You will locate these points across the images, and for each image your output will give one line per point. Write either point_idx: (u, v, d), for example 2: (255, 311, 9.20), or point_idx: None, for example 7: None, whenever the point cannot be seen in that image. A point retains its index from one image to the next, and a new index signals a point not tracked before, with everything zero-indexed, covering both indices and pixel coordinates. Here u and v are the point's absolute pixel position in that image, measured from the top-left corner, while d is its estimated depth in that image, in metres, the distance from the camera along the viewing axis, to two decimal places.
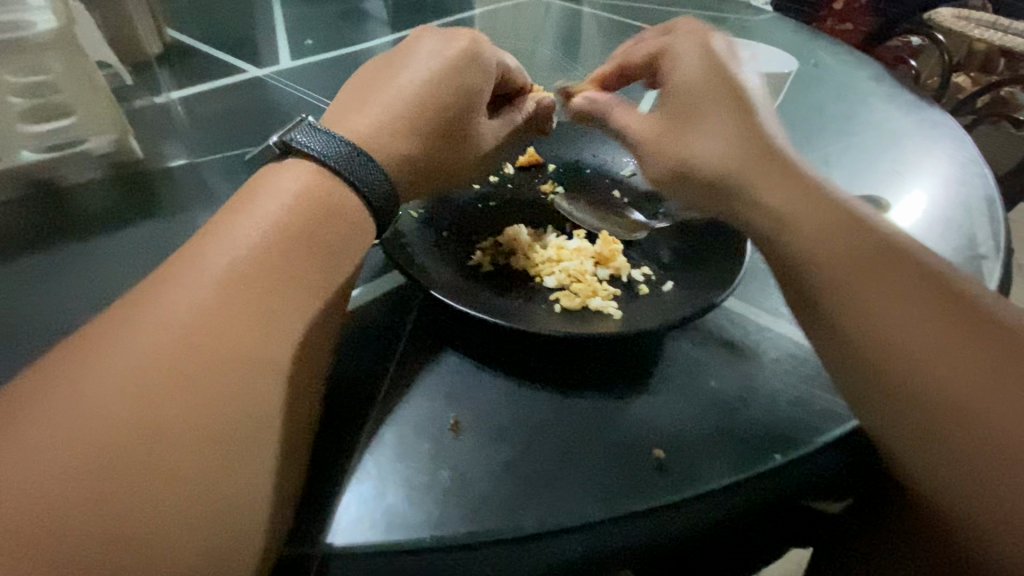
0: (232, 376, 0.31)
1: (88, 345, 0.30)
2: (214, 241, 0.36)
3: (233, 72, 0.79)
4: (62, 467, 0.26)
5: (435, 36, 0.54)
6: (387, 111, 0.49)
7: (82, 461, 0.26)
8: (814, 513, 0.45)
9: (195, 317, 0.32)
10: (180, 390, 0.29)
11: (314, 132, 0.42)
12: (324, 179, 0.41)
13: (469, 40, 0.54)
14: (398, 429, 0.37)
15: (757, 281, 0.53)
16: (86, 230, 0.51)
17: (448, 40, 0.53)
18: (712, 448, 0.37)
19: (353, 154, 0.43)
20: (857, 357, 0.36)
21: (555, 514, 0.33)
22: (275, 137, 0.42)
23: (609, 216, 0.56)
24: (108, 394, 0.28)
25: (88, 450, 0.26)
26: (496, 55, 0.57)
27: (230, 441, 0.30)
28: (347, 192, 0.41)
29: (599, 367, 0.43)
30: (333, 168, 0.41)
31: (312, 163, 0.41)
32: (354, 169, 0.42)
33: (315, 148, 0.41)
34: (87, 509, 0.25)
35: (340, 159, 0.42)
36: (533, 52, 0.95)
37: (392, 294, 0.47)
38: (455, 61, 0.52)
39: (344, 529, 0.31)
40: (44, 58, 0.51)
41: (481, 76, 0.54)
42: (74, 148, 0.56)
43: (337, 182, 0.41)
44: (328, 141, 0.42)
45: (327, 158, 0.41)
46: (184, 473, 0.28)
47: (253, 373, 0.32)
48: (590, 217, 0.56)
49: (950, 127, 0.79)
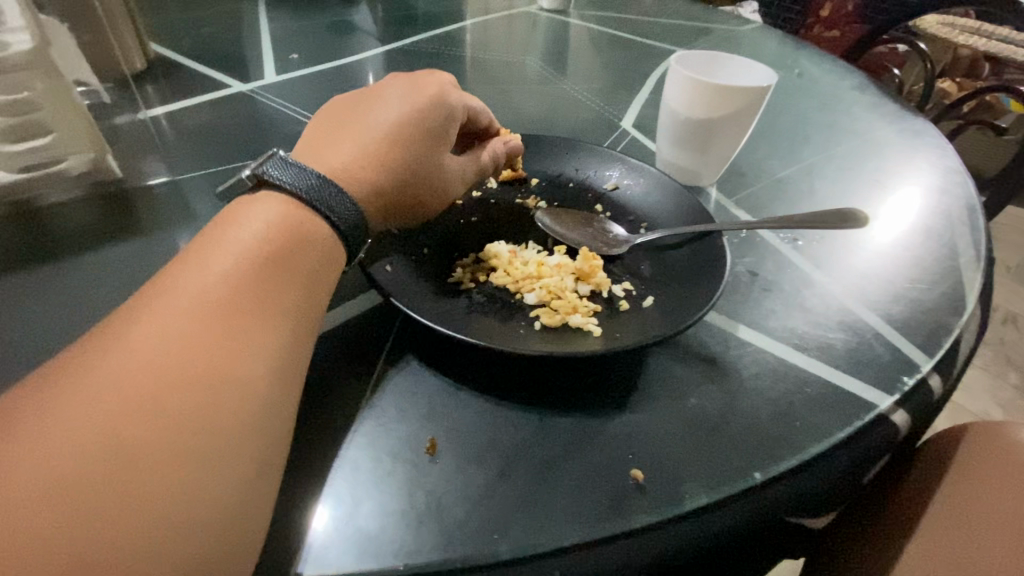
0: (217, 402, 0.30)
1: (64, 373, 0.29)
2: (197, 265, 0.35)
3: (218, 87, 0.79)
4: (29, 504, 0.24)
5: (404, 79, 0.53)
6: (361, 145, 0.46)
7: (49, 498, 0.25)
8: (801, 529, 0.45)
9: (178, 342, 0.31)
10: (164, 419, 0.28)
11: (286, 165, 0.41)
12: (296, 210, 0.39)
13: (436, 82, 0.53)
14: (373, 454, 0.36)
15: (739, 295, 0.53)
16: (64, 250, 0.51)
17: (416, 83, 0.52)
18: (691, 467, 0.37)
19: (326, 184, 0.41)
20: None
21: (532, 538, 0.32)
22: (246, 169, 0.40)
23: (588, 230, 0.56)
24: (88, 425, 0.27)
25: (57, 486, 0.25)
26: (464, 98, 0.55)
27: (216, 470, 0.29)
28: (321, 224, 0.40)
29: (579, 385, 0.42)
30: (305, 200, 0.40)
31: (285, 196, 0.40)
32: (327, 201, 0.41)
33: (285, 180, 0.40)
34: (53, 548, 0.24)
35: (312, 189, 0.40)
36: (520, 64, 0.96)
37: (370, 313, 0.47)
38: (425, 99, 0.51)
39: (316, 558, 0.30)
40: (23, 78, 0.50)
41: (451, 116, 0.52)
42: (51, 168, 0.55)
43: (310, 214, 0.40)
44: (300, 173, 0.41)
45: (299, 189, 0.40)
46: (167, 504, 0.27)
47: (238, 398, 0.31)
48: (571, 233, 0.56)
49: (930, 137, 0.80)
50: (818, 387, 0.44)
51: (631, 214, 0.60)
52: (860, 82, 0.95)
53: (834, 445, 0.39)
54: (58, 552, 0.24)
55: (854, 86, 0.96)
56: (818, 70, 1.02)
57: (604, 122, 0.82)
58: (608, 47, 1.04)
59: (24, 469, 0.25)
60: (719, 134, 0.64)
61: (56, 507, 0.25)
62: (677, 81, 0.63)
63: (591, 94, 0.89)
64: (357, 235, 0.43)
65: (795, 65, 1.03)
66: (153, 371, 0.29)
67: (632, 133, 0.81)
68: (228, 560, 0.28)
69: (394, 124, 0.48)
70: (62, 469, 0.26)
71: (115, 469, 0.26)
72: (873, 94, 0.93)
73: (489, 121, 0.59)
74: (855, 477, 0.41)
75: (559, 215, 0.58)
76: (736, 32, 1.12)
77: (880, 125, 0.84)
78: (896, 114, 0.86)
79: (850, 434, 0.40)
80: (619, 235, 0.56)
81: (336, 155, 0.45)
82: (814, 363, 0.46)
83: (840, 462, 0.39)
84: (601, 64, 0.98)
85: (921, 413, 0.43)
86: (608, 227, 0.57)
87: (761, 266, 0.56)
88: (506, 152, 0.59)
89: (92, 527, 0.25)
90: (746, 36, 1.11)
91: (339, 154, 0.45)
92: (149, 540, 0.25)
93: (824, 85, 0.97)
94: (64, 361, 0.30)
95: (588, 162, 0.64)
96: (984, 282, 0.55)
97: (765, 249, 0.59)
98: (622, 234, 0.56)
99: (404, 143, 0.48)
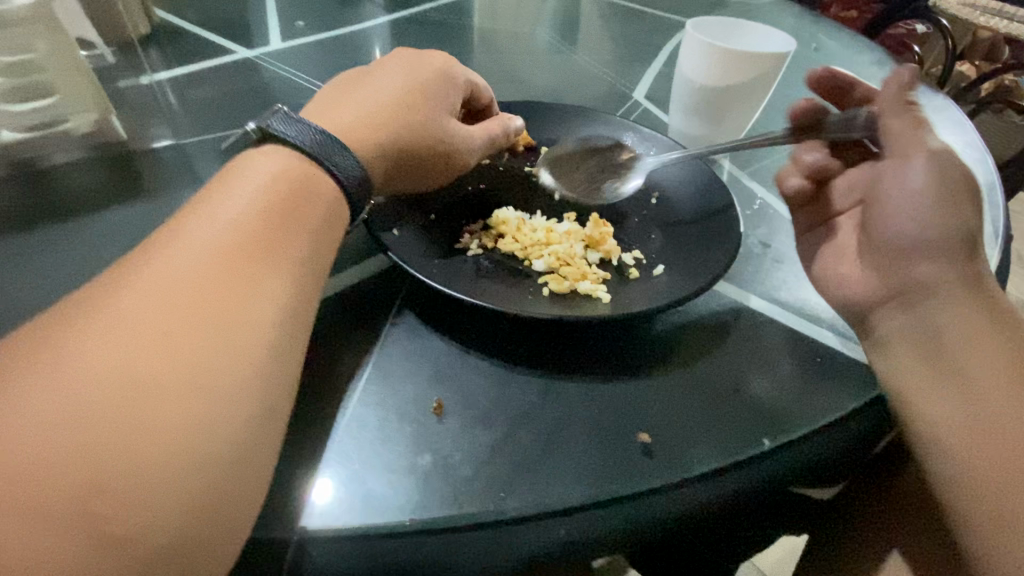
0: (232, 348, 0.30)
1: (75, 313, 0.29)
2: (206, 214, 0.34)
3: (222, 53, 0.78)
4: (41, 437, 0.24)
5: (408, 50, 0.52)
6: (366, 107, 0.45)
7: (63, 432, 0.25)
8: (799, 496, 0.46)
9: (189, 285, 0.30)
10: (177, 360, 0.28)
11: (292, 121, 0.40)
12: (300, 164, 0.39)
13: (439, 57, 0.52)
14: (381, 413, 0.36)
15: (753, 265, 0.52)
16: (68, 211, 0.50)
17: (420, 56, 0.51)
18: (700, 432, 0.37)
19: (332, 142, 0.40)
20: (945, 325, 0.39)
21: (538, 499, 0.32)
22: (251, 122, 0.39)
23: (613, 176, 0.58)
24: (102, 363, 0.27)
25: (70, 421, 0.25)
26: (467, 72, 0.54)
27: (230, 416, 0.28)
28: (326, 179, 0.39)
29: (588, 350, 0.42)
30: (311, 157, 0.39)
31: (292, 152, 0.39)
32: (332, 157, 0.40)
33: (291, 136, 0.39)
34: (68, 482, 0.24)
35: (317, 146, 0.40)
36: (529, 33, 0.93)
37: (376, 276, 0.46)
38: (429, 71, 0.50)
39: (321, 513, 0.30)
40: (27, 36, 0.50)
41: (455, 88, 0.51)
42: (56, 128, 0.55)
43: (315, 168, 0.39)
44: (306, 130, 0.40)
45: (303, 144, 0.39)
46: (182, 444, 0.26)
47: (249, 343, 0.31)
48: (596, 184, 0.58)
49: (951, 113, 0.78)
50: (828, 357, 0.43)
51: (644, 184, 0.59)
52: (880, 58, 0.93)
53: (847, 415, 0.38)
54: (74, 486, 0.24)
55: (873, 61, 0.94)
56: (836, 44, 0.99)
57: (615, 93, 0.80)
58: (621, 19, 1.01)
59: (37, 403, 0.25)
60: (732, 102, 0.62)
61: (69, 442, 0.24)
62: (691, 47, 0.61)
63: (602, 65, 0.87)
64: (363, 194, 0.42)
65: (812, 40, 1.00)
66: (167, 315, 0.29)
67: (644, 105, 0.79)
68: (244, 504, 0.28)
69: (399, 91, 0.47)
70: (78, 405, 0.25)
71: (128, 405, 0.26)
72: (894, 69, 0.90)
73: (490, 99, 0.58)
74: (862, 448, 0.41)
75: (587, 159, 0.59)
76: (753, 3, 1.09)
77: None
78: None
79: (862, 404, 0.39)
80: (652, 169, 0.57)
81: (341, 116, 0.44)
82: (825, 334, 0.45)
83: (848, 431, 0.39)
84: (613, 36, 0.96)
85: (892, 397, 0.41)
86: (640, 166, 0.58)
87: (774, 238, 0.55)
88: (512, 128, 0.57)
89: (105, 459, 0.24)
90: (764, 8, 1.08)
91: (343, 114, 0.44)
92: (167, 480, 0.25)
93: (843, 60, 0.94)
94: (76, 302, 0.30)
95: (598, 132, 0.63)
96: (1002, 258, 0.54)
97: (779, 221, 0.58)
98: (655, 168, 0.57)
99: (408, 107, 0.47)
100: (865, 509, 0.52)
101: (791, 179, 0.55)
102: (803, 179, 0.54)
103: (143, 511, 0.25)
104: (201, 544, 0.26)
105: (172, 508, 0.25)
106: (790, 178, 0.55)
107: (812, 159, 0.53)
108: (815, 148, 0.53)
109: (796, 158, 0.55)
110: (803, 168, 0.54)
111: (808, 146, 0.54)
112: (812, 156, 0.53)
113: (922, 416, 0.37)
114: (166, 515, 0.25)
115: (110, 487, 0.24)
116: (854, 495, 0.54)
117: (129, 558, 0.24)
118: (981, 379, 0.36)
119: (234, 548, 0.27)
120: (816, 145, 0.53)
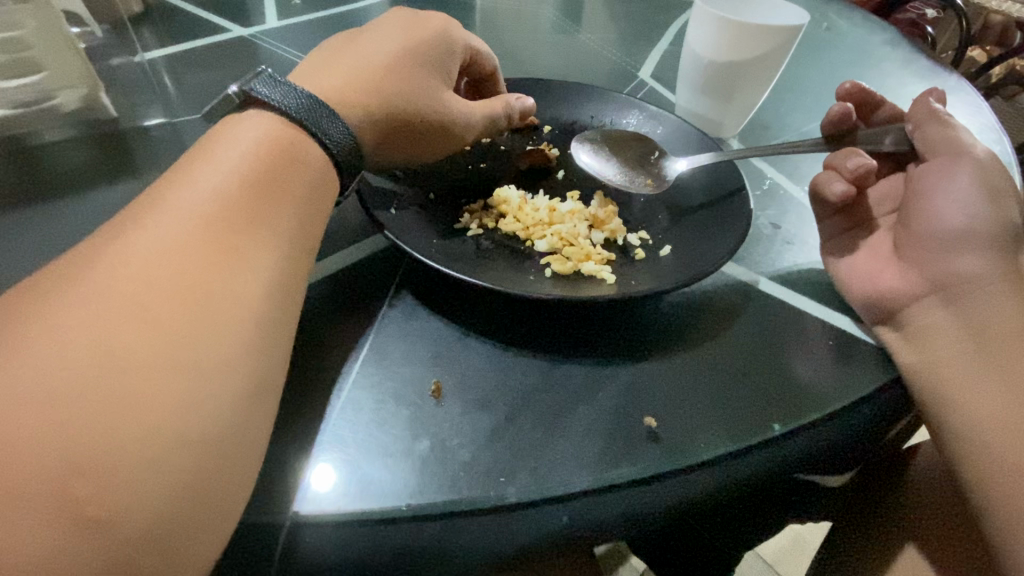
0: (216, 323, 0.29)
1: (56, 285, 0.28)
2: (188, 183, 0.33)
3: (216, 30, 0.76)
4: (18, 411, 0.23)
5: (406, 12, 0.50)
6: (357, 71, 0.43)
7: (41, 407, 0.24)
8: (806, 482, 0.44)
9: (172, 258, 0.29)
10: (159, 333, 0.27)
11: (275, 84, 0.38)
12: (284, 129, 0.37)
13: (438, 21, 0.50)
14: (376, 395, 0.35)
15: (761, 246, 0.50)
16: (57, 189, 0.49)
17: (417, 19, 0.49)
18: (704, 416, 0.36)
19: (317, 106, 0.38)
20: (980, 326, 0.39)
21: (538, 484, 0.31)
22: (234, 86, 0.38)
23: (640, 170, 0.54)
24: (82, 338, 0.26)
25: (48, 396, 0.24)
26: (467, 37, 0.52)
27: (218, 393, 0.27)
28: (313, 146, 0.37)
29: (591, 332, 0.41)
30: (295, 120, 0.37)
31: (276, 116, 0.37)
32: (319, 122, 0.38)
33: (274, 98, 0.37)
34: (44, 458, 0.23)
35: (302, 110, 0.38)
36: (533, 10, 0.90)
37: (372, 257, 0.45)
38: (424, 33, 0.48)
39: (314, 497, 0.29)
40: (17, 13, 0.48)
41: (453, 53, 0.49)
42: (43, 105, 0.53)
43: (301, 135, 0.37)
44: (290, 92, 0.38)
45: (288, 107, 0.37)
46: (164, 420, 0.25)
47: (237, 318, 0.30)
48: (623, 177, 0.53)
49: (967, 93, 0.75)
50: (838, 339, 0.42)
51: (645, 148, 0.55)
52: (893, 36, 0.90)
53: (857, 400, 0.37)
54: (49, 463, 0.23)
55: (886, 39, 0.91)
56: (848, 22, 0.96)
57: (620, 72, 0.78)
58: None
59: (15, 377, 0.24)
60: (741, 76, 0.60)
61: (48, 417, 0.23)
62: (701, 19, 0.59)
63: (607, 43, 0.84)
64: (352, 161, 0.40)
65: (822, 19, 0.96)
66: (149, 290, 0.28)
67: (650, 84, 0.77)
68: (232, 486, 0.27)
69: (393, 56, 0.45)
70: (57, 380, 0.24)
71: (109, 380, 0.25)
72: (907, 47, 0.88)
73: (494, 68, 0.55)
74: (871, 433, 0.40)
75: (616, 149, 0.55)
76: None
77: (914, 80, 0.80)
78: (929, 69, 0.82)
79: (875, 390, 0.38)
80: (680, 171, 0.53)
81: (331, 80, 0.42)
82: (836, 316, 0.44)
83: (858, 416, 0.38)
84: (618, 13, 0.93)
85: (910, 405, 0.41)
86: (667, 167, 0.53)
87: (784, 219, 0.54)
88: (521, 109, 0.54)
89: (86, 434, 0.24)
90: None
91: (334, 79, 0.42)
92: (148, 458, 0.24)
93: (855, 38, 0.92)
94: (57, 274, 0.29)
95: (604, 109, 0.61)
96: None
97: (790, 203, 0.56)
98: (682, 170, 0.53)
99: (403, 75, 0.45)
100: (879, 500, 0.50)
101: (834, 184, 0.47)
102: (847, 185, 0.47)
103: (124, 489, 0.24)
104: (186, 526, 0.25)
105: (154, 487, 0.24)
106: (834, 184, 0.47)
107: (857, 164, 0.47)
108: (856, 154, 0.47)
109: (834, 164, 0.49)
110: (846, 173, 0.47)
111: (848, 153, 0.48)
112: (857, 161, 0.47)
113: (955, 411, 0.38)
114: (149, 494, 0.24)
115: (91, 465, 0.23)
116: (867, 486, 0.53)
117: (113, 538, 0.23)
118: (1014, 379, 0.37)
119: (225, 528, 0.27)
120: (855, 152, 0.48)
